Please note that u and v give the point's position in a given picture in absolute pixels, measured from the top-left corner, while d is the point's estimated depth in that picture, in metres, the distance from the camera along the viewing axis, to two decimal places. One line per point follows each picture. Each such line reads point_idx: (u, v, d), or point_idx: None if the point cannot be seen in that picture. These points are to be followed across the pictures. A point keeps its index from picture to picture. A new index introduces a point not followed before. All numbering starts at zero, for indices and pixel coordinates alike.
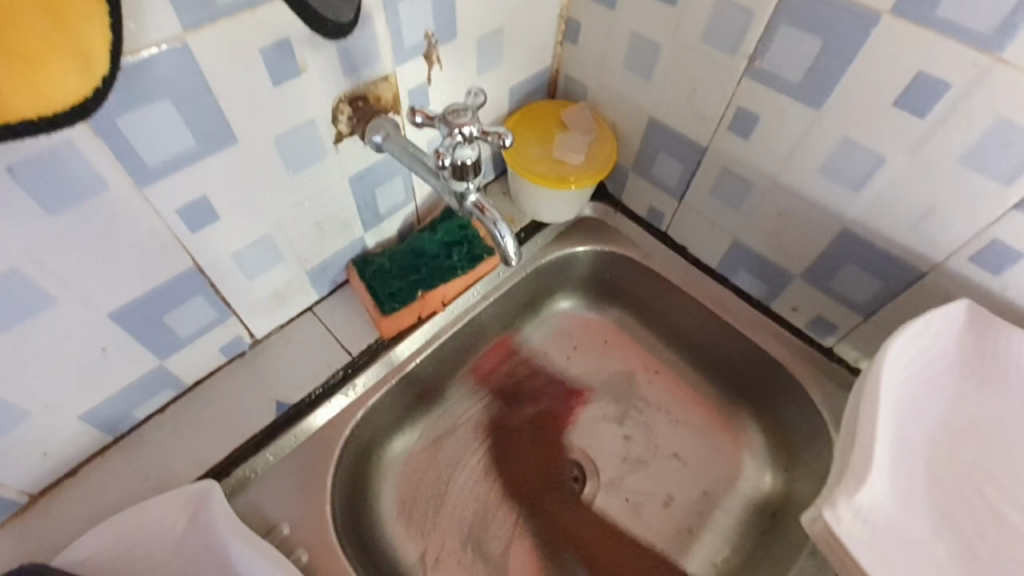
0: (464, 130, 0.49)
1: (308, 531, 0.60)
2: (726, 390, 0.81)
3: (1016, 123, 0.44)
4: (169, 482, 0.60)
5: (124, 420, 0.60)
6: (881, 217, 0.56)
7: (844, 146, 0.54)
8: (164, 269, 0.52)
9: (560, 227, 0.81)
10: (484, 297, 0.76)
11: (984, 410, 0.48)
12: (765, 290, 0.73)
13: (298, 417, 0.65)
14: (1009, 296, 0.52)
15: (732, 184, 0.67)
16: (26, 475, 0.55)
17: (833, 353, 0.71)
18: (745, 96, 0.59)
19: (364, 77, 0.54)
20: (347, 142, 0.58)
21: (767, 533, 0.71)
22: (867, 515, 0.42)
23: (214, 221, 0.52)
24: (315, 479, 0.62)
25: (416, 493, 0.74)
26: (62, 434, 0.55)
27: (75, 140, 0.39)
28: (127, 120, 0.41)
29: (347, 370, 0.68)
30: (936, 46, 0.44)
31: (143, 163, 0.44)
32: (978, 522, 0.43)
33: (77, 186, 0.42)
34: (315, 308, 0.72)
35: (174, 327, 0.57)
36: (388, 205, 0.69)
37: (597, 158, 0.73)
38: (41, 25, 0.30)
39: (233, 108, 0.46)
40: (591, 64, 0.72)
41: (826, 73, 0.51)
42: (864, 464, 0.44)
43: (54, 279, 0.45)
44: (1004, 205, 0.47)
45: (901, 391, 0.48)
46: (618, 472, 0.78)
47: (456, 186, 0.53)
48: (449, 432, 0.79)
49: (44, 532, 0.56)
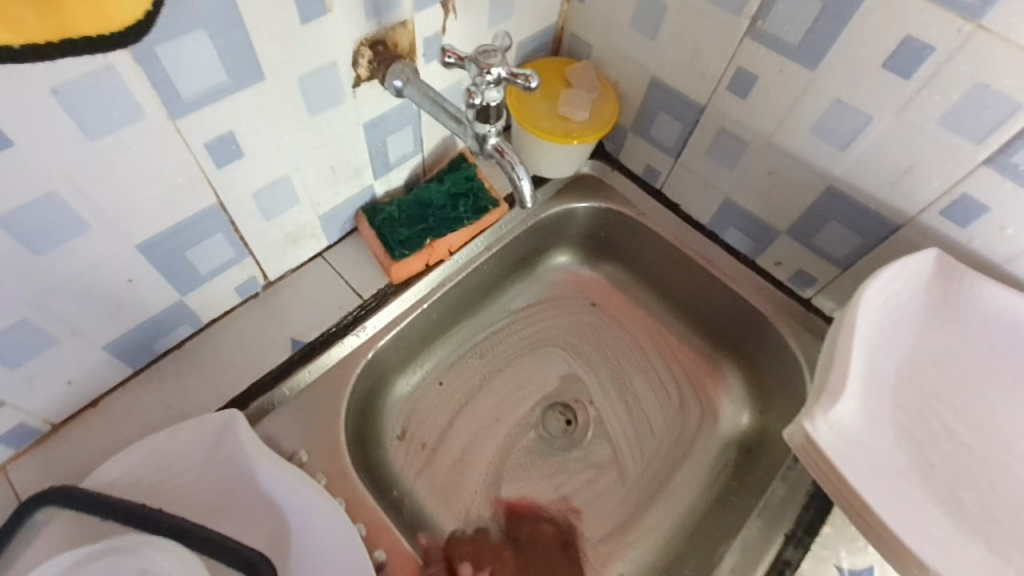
0: (493, 71, 0.51)
1: (326, 458, 0.64)
2: (709, 340, 0.87)
3: (989, 85, 0.48)
4: (191, 413, 0.62)
5: (145, 352, 0.62)
6: (864, 174, 0.61)
7: (836, 107, 0.59)
8: (188, 203, 0.53)
9: (560, 184, 0.84)
10: (487, 248, 0.79)
11: (942, 346, 0.54)
12: (753, 245, 0.78)
13: (312, 355, 0.68)
14: (972, 247, 0.58)
15: (728, 144, 0.71)
16: (50, 401, 0.57)
17: (811, 304, 0.77)
18: (746, 56, 0.62)
19: (383, 20, 0.55)
20: (365, 87, 0.59)
21: (742, 465, 0.79)
22: (839, 427, 0.48)
23: (238, 157, 0.54)
24: (329, 411, 0.66)
25: (418, 432, 0.79)
26: (86, 362, 0.57)
27: (119, 66, 0.41)
28: (166, 48, 0.42)
29: (359, 312, 0.71)
30: (924, 12, 0.48)
31: (178, 93, 0.45)
32: (933, 437, 0.51)
33: (115, 112, 0.43)
34: (325, 254, 0.74)
35: (195, 263, 0.59)
36: (398, 154, 0.71)
37: (602, 115, 0.75)
38: None
39: (263, 43, 0.48)
40: (597, 22, 0.74)
41: (824, 34, 0.55)
42: (838, 384, 0.49)
43: (89, 204, 0.46)
44: (973, 163, 0.53)
45: (875, 328, 0.53)
46: (607, 415, 0.84)
47: (479, 128, 0.56)
48: (448, 379, 0.83)
49: (71, 457, 0.59)
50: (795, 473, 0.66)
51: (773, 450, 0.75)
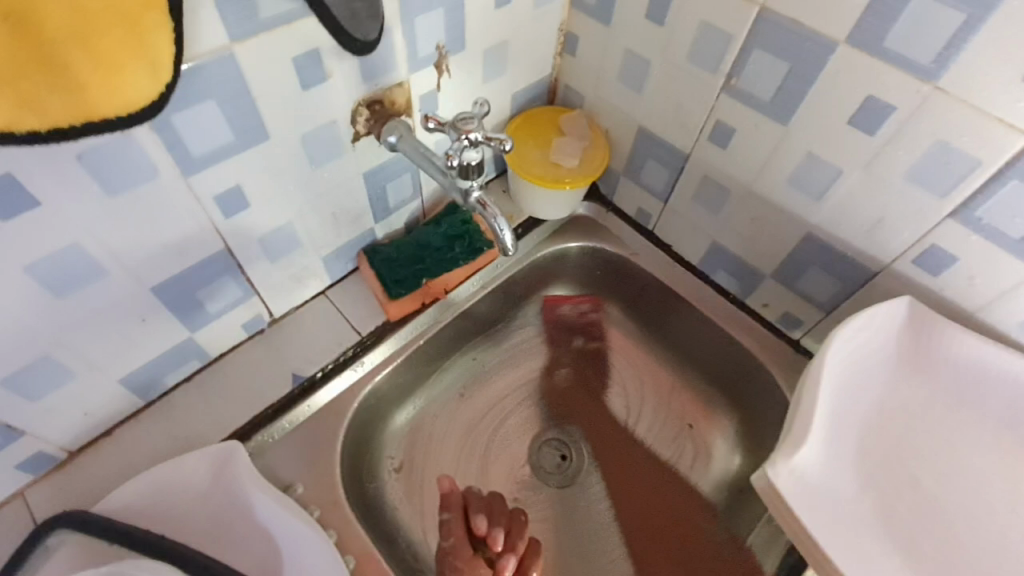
0: (470, 136, 0.56)
1: (319, 490, 0.66)
2: (703, 379, 0.88)
3: (948, 143, 0.50)
4: (194, 443, 0.66)
5: (155, 386, 0.67)
6: (840, 223, 0.62)
7: (808, 160, 0.61)
8: (199, 249, 0.58)
9: (555, 225, 0.88)
10: (482, 287, 0.82)
11: (914, 394, 0.55)
12: (741, 287, 0.80)
13: (311, 389, 0.72)
14: (945, 296, 0.59)
15: (711, 190, 0.73)
16: (67, 431, 0.61)
17: (800, 345, 0.78)
18: (723, 110, 0.65)
19: (381, 83, 0.60)
20: (363, 141, 0.64)
21: (733, 509, 0.79)
22: (802, 472, 0.49)
23: (245, 208, 0.59)
24: (324, 445, 0.69)
25: (414, 464, 0.81)
26: (101, 395, 0.61)
27: (137, 135, 0.46)
28: (181, 116, 0.47)
29: (357, 348, 0.75)
30: (883, 74, 0.51)
31: (190, 154, 0.50)
32: (897, 484, 0.52)
33: (133, 173, 0.48)
34: (328, 292, 0.78)
35: (204, 303, 0.63)
36: (396, 199, 0.76)
37: (592, 162, 0.79)
38: (122, 37, 0.36)
39: (268, 108, 0.53)
40: (587, 75, 0.78)
41: (792, 93, 0.58)
42: (804, 430, 0.51)
43: (107, 254, 0.51)
44: (940, 215, 0.54)
45: (845, 374, 0.55)
46: (600, 452, 0.85)
47: (461, 184, 0.60)
48: (443, 412, 0.85)
49: (81, 484, 0.63)
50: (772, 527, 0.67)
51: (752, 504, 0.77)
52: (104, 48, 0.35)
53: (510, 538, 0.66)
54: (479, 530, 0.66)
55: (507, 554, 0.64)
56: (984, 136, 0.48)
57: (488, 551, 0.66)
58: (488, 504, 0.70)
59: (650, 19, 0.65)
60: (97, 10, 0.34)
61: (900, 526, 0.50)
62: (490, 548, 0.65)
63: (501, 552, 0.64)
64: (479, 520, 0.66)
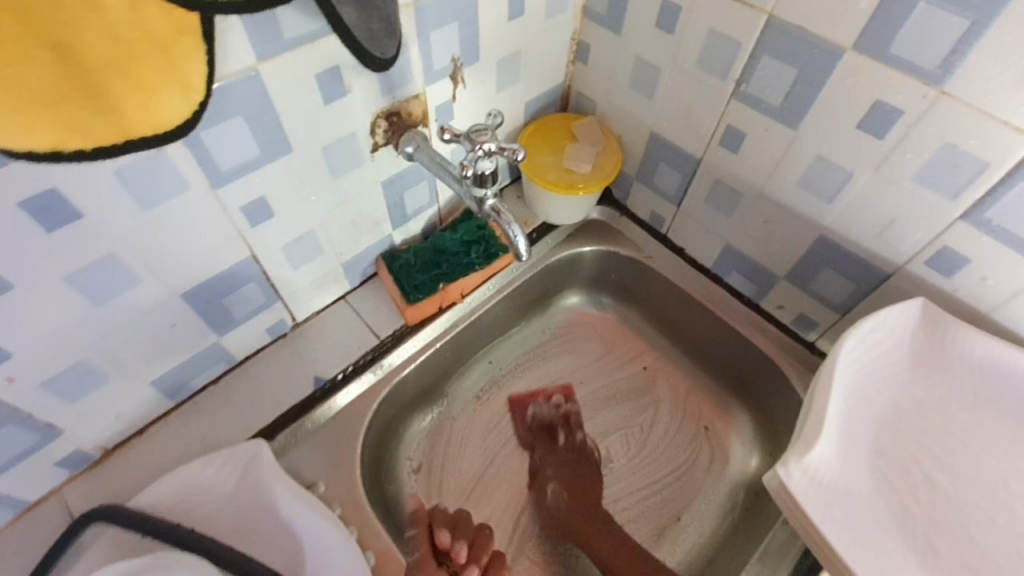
0: (484, 147, 0.58)
1: (340, 489, 0.68)
2: (718, 381, 0.89)
3: (958, 146, 0.50)
4: (221, 443, 0.69)
5: (185, 387, 0.70)
6: (852, 225, 0.63)
7: (819, 163, 0.61)
8: (226, 257, 0.61)
9: (568, 229, 0.89)
10: (497, 291, 0.84)
11: (930, 396, 0.55)
12: (755, 288, 0.80)
13: (332, 391, 0.74)
14: (961, 297, 0.59)
15: (723, 194, 0.74)
16: (104, 430, 0.65)
17: (815, 347, 0.78)
18: (733, 116, 0.66)
19: (398, 96, 0.63)
20: (382, 151, 0.67)
21: (750, 510, 0.79)
22: (814, 473, 0.50)
23: (270, 217, 0.61)
24: (345, 445, 0.71)
25: (431, 464, 0.83)
26: (135, 397, 0.65)
27: (170, 151, 0.49)
28: (211, 132, 0.50)
29: (376, 352, 0.77)
30: (891, 79, 0.51)
31: (219, 167, 0.53)
32: (913, 486, 0.52)
33: (166, 186, 0.51)
34: (348, 297, 0.80)
35: (231, 308, 0.66)
36: (414, 206, 0.78)
37: (604, 167, 0.80)
38: (159, 63, 0.39)
39: (291, 122, 0.55)
40: (599, 82, 0.80)
41: (802, 98, 0.59)
42: (815, 432, 0.51)
43: (142, 262, 0.54)
44: (952, 217, 0.54)
45: (858, 377, 0.55)
46: (615, 453, 0.86)
47: (476, 192, 0.63)
48: (460, 413, 0.87)
49: (117, 481, 0.66)
50: (786, 530, 0.67)
51: (766, 505, 0.76)
52: (142, 74, 0.38)
53: (472, 551, 0.70)
54: (443, 544, 0.69)
55: (471, 565, 0.68)
56: (992, 139, 0.48)
57: (453, 564, 0.68)
58: (453, 518, 0.73)
59: (659, 27, 0.66)
60: (135, 39, 0.36)
61: (913, 526, 0.50)
62: (455, 561, 0.69)
63: (466, 563, 0.68)
64: (443, 533, 0.70)
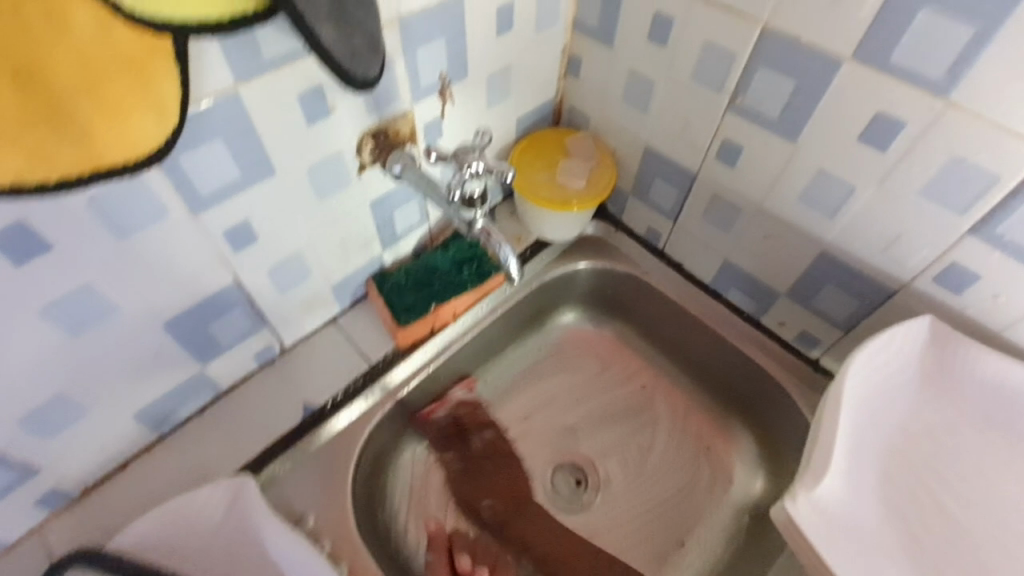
0: (472, 167, 0.57)
1: (329, 522, 0.66)
2: (719, 399, 0.86)
3: (965, 158, 0.48)
4: (206, 474, 0.66)
5: (168, 418, 0.67)
6: (855, 240, 0.61)
7: (819, 177, 0.60)
8: (209, 283, 0.59)
9: (564, 245, 0.87)
10: (492, 310, 0.82)
11: (941, 418, 0.53)
12: (755, 304, 0.78)
13: (323, 418, 0.71)
14: (970, 314, 0.57)
15: (721, 209, 0.72)
16: (84, 466, 0.62)
17: (819, 365, 0.76)
18: (729, 129, 0.64)
19: (385, 114, 0.61)
20: (369, 171, 0.65)
21: (755, 535, 0.76)
22: (824, 506, 0.48)
23: (254, 242, 0.59)
24: (335, 474, 0.69)
25: (425, 491, 0.80)
26: (116, 430, 0.62)
27: (146, 177, 0.47)
28: (189, 156, 0.48)
29: (367, 377, 0.75)
30: (893, 90, 0.50)
31: (198, 192, 0.51)
32: (927, 516, 0.50)
33: (144, 213, 0.49)
34: (338, 320, 0.78)
35: (216, 335, 0.64)
36: (404, 225, 0.76)
37: (598, 183, 0.79)
38: (130, 85, 0.37)
39: (274, 144, 0.54)
40: (591, 97, 0.78)
41: (800, 111, 0.57)
42: (823, 463, 0.49)
43: (120, 292, 0.52)
44: (960, 232, 0.52)
45: (866, 400, 0.53)
46: (616, 475, 0.83)
47: (465, 214, 0.61)
48: (454, 437, 0.84)
49: (98, 518, 0.63)
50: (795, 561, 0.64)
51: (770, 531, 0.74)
52: (112, 98, 0.36)
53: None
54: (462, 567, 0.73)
55: None
56: (1001, 152, 0.46)
57: None
58: (473, 543, 0.78)
59: (652, 40, 0.65)
60: (104, 63, 0.35)
61: (929, 561, 0.47)
62: None
63: None
64: (461, 557, 0.74)
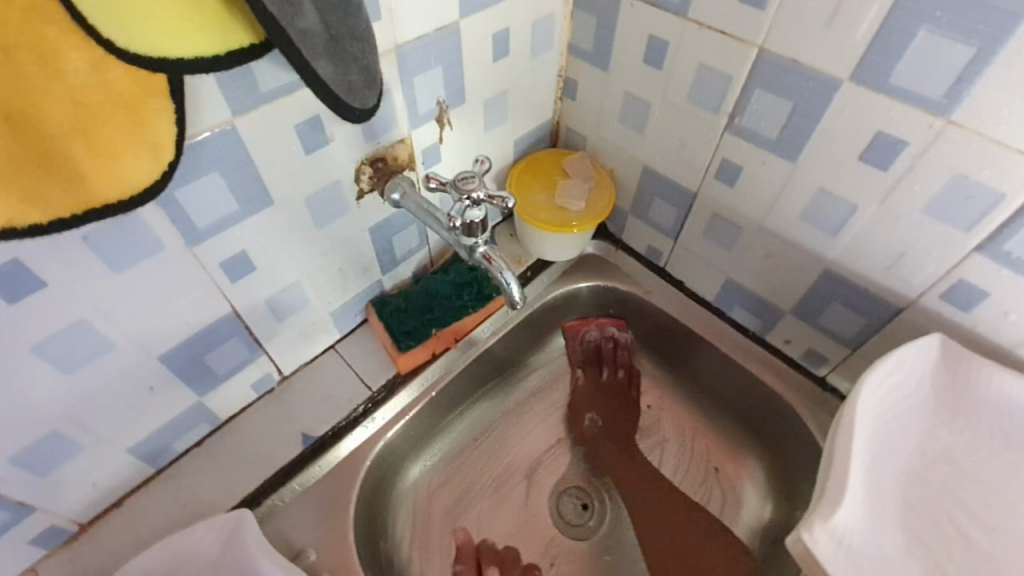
0: (473, 195, 0.56)
1: (331, 556, 0.64)
2: (726, 419, 0.84)
3: (968, 176, 0.48)
4: (204, 509, 0.65)
5: (165, 452, 0.66)
6: (859, 258, 0.60)
7: (821, 196, 0.59)
8: (206, 314, 0.58)
9: (564, 265, 0.86)
10: (493, 332, 0.81)
11: (955, 440, 0.52)
12: (759, 323, 0.77)
13: (324, 448, 0.70)
14: (979, 331, 0.56)
15: (722, 227, 0.72)
16: (78, 505, 0.60)
17: (826, 383, 0.74)
18: (728, 149, 0.64)
19: (383, 141, 0.61)
20: (368, 198, 0.64)
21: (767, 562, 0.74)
22: (841, 536, 0.46)
23: (252, 271, 0.59)
24: (336, 506, 0.67)
25: (429, 521, 0.78)
26: (111, 466, 0.61)
27: (142, 212, 0.46)
28: (185, 190, 0.48)
29: (368, 405, 0.74)
30: (892, 109, 0.49)
31: (195, 224, 0.51)
32: (947, 543, 0.48)
33: (140, 247, 0.48)
34: (338, 346, 0.77)
35: (213, 366, 0.63)
36: (403, 250, 0.75)
37: (598, 204, 0.78)
38: (124, 124, 0.36)
39: (272, 174, 0.53)
40: (588, 118, 0.78)
41: (799, 131, 0.57)
42: (839, 491, 0.47)
43: (116, 327, 0.51)
44: (966, 249, 0.52)
45: (878, 422, 0.52)
46: (622, 499, 0.82)
47: (466, 241, 0.60)
48: (458, 463, 0.82)
49: (93, 557, 0.62)
50: None
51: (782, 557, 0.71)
52: (104, 136, 0.35)
53: None
54: None
55: None
56: (1004, 169, 0.46)
57: None
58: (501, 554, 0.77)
59: (648, 63, 0.65)
60: (96, 101, 0.34)
61: None
62: None
63: None
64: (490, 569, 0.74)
